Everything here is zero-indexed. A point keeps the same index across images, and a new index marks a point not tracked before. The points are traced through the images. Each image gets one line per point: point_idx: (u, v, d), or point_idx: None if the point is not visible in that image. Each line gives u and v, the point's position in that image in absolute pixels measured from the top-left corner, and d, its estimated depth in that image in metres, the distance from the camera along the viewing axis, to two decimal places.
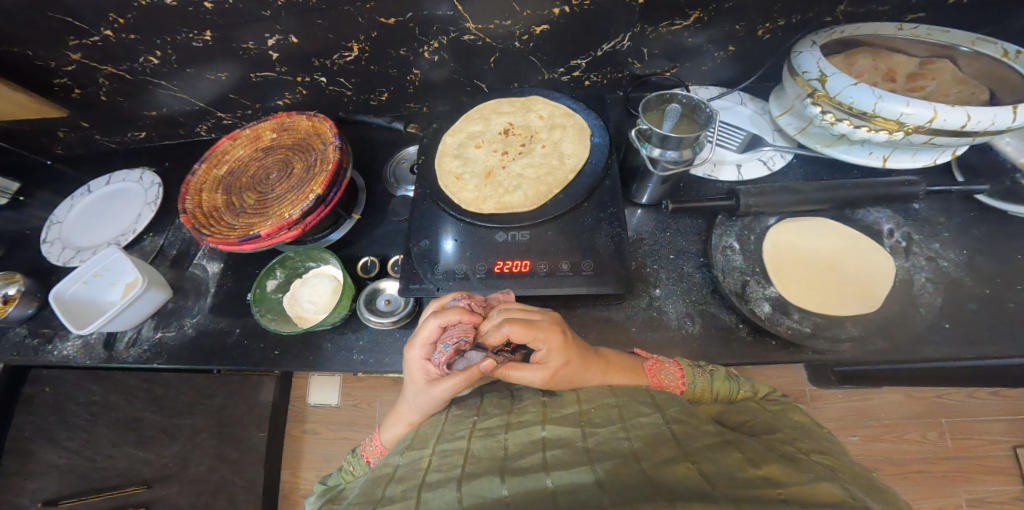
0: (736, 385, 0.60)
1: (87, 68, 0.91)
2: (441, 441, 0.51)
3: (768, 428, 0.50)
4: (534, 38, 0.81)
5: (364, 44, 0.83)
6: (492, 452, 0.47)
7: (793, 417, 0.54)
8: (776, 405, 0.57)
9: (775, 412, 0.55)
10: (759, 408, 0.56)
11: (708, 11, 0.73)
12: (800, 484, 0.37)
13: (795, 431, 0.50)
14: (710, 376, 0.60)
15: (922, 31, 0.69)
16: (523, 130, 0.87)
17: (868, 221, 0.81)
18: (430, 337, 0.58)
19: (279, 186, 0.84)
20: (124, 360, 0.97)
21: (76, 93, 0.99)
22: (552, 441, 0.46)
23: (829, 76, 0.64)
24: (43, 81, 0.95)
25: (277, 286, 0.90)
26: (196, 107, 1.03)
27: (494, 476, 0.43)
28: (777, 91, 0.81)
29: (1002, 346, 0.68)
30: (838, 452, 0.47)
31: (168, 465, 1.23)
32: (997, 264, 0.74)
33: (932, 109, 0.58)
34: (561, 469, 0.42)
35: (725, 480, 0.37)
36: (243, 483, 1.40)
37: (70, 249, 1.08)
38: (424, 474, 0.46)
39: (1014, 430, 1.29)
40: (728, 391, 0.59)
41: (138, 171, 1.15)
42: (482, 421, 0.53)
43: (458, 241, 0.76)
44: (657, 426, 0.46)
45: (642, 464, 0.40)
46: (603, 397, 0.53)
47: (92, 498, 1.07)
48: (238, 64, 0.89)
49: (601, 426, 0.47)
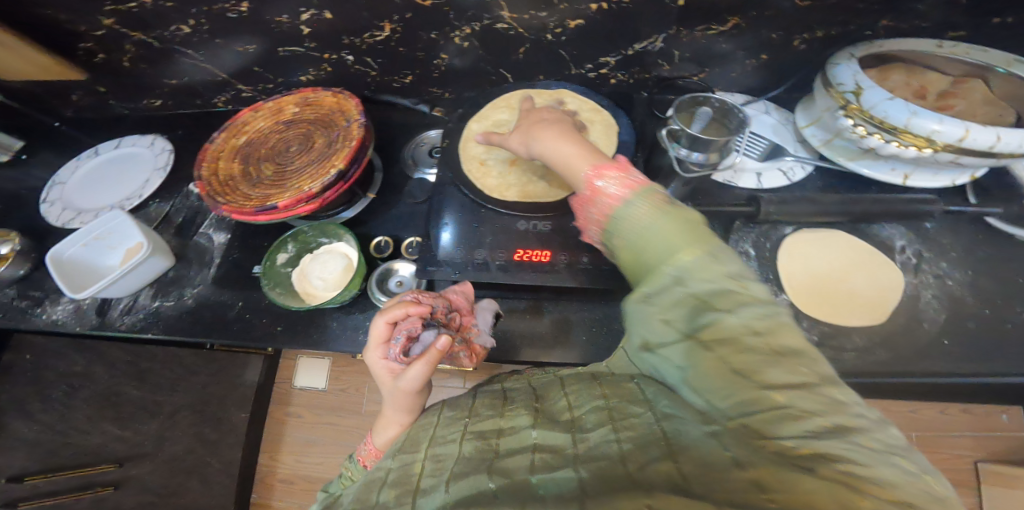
0: (685, 234, 0.47)
1: (115, 34, 0.90)
2: (433, 445, 0.48)
3: (759, 383, 0.37)
4: (568, 32, 0.82)
5: (396, 25, 0.83)
6: (481, 454, 0.44)
7: (783, 342, 0.40)
8: (768, 320, 0.41)
9: (767, 336, 0.40)
10: (750, 335, 0.40)
11: (746, 18, 0.76)
12: (806, 492, 0.29)
13: (802, 378, 0.37)
14: (665, 291, 0.45)
15: (963, 49, 0.70)
16: None
17: (881, 236, 0.82)
18: (382, 335, 0.60)
19: (298, 159, 0.83)
20: (118, 327, 0.95)
21: (99, 57, 0.98)
22: (541, 445, 0.43)
23: (864, 88, 0.66)
24: (66, 44, 0.94)
25: (287, 260, 0.89)
26: (217, 78, 1.02)
27: (481, 473, 0.40)
28: (805, 102, 0.83)
29: (1002, 364, 0.69)
30: (846, 411, 0.36)
31: (141, 443, 1.20)
32: (1001, 285, 0.76)
33: (964, 128, 0.60)
34: (548, 471, 0.38)
35: (707, 482, 0.32)
36: (220, 465, 1.37)
37: (71, 211, 1.05)
38: (417, 480, 0.43)
39: (980, 447, 1.32)
40: (686, 279, 0.44)
41: (149, 137, 1.13)
42: (475, 424, 0.50)
43: (480, 226, 0.77)
44: (651, 423, 0.40)
45: (629, 467, 0.35)
46: (593, 399, 0.48)
47: (55, 476, 1.04)
48: (266, 36, 0.88)
49: (592, 428, 0.43)
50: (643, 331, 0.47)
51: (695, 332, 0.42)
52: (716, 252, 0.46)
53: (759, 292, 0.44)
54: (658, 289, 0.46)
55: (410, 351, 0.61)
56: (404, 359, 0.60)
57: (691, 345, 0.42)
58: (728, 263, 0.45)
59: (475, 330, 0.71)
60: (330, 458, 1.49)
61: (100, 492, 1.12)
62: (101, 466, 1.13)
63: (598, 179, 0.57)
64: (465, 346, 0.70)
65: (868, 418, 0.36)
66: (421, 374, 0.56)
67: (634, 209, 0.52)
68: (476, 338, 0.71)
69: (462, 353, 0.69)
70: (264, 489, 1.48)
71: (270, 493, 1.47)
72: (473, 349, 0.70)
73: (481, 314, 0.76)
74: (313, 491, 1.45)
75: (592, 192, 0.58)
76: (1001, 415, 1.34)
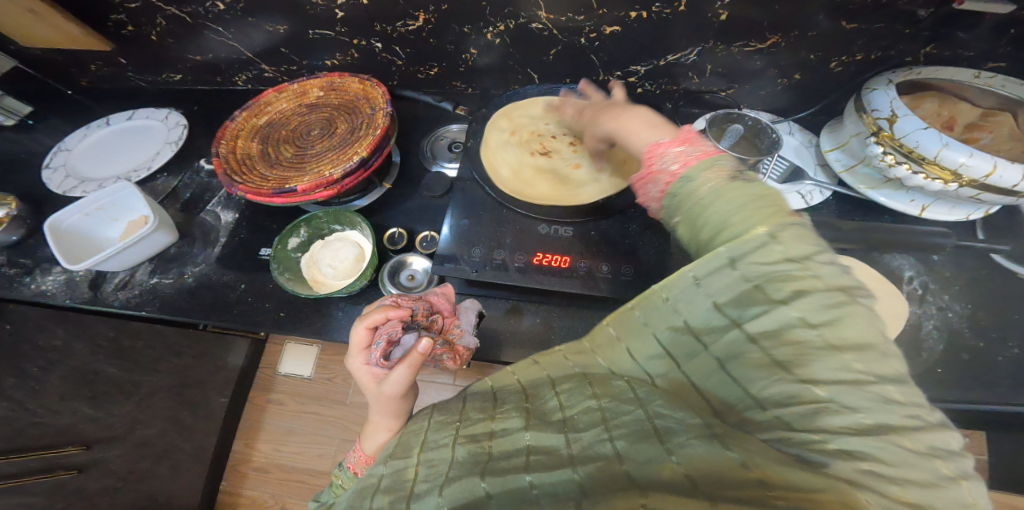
0: (750, 211, 0.45)
1: (149, 7, 0.91)
2: (425, 449, 0.45)
3: (800, 377, 0.36)
4: (601, 37, 0.87)
5: (431, 15, 0.86)
6: (474, 457, 0.42)
7: (846, 334, 0.36)
8: (831, 310, 0.38)
9: (825, 329, 0.37)
10: (801, 325, 0.38)
11: (786, 38, 0.81)
12: (816, 489, 0.29)
13: (854, 376, 0.35)
14: (715, 272, 0.43)
15: (999, 81, 0.72)
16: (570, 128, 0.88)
17: (890, 266, 0.83)
18: (362, 341, 0.59)
19: (319, 143, 0.82)
20: (111, 302, 0.92)
21: (127, 30, 0.98)
22: (536, 447, 0.41)
23: (899, 116, 0.68)
24: (96, 14, 0.94)
25: (298, 244, 0.87)
26: (242, 56, 1.03)
27: (475, 476, 0.38)
28: (832, 126, 0.86)
29: (995, 396, 0.70)
30: (897, 411, 0.33)
31: (112, 426, 1.13)
32: (1000, 320, 0.77)
33: (992, 164, 0.62)
34: (546, 473, 0.37)
35: (713, 483, 0.31)
36: (192, 449, 1.32)
37: (74, 179, 1.03)
38: (412, 485, 0.41)
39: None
40: (739, 260, 0.42)
41: (163, 111, 1.11)
42: (466, 426, 0.46)
43: (502, 227, 0.79)
44: (641, 421, 0.39)
45: (627, 467, 0.35)
46: (586, 399, 0.44)
47: (19, 459, 0.94)
48: (300, 19, 0.89)
49: (586, 427, 0.41)
50: (685, 312, 0.45)
51: (744, 318, 0.41)
52: (781, 234, 0.42)
53: (832, 278, 0.40)
54: (706, 271, 0.44)
55: (389, 354, 0.60)
56: (386, 363, 0.58)
57: (740, 333, 0.41)
58: (793, 246, 0.42)
59: (457, 332, 0.70)
60: (309, 449, 1.44)
61: (63, 476, 1.03)
62: (68, 448, 1.04)
63: (658, 154, 0.56)
64: (448, 348, 0.70)
65: (921, 419, 0.33)
66: (405, 376, 0.55)
67: (696, 185, 0.51)
68: (458, 339, 0.71)
69: (445, 354, 0.70)
70: (235, 476, 1.43)
71: (242, 481, 1.42)
72: (456, 349, 0.71)
73: (464, 314, 0.75)
74: (291, 482, 1.41)
75: (651, 167, 0.58)
76: (965, 438, 1.25)
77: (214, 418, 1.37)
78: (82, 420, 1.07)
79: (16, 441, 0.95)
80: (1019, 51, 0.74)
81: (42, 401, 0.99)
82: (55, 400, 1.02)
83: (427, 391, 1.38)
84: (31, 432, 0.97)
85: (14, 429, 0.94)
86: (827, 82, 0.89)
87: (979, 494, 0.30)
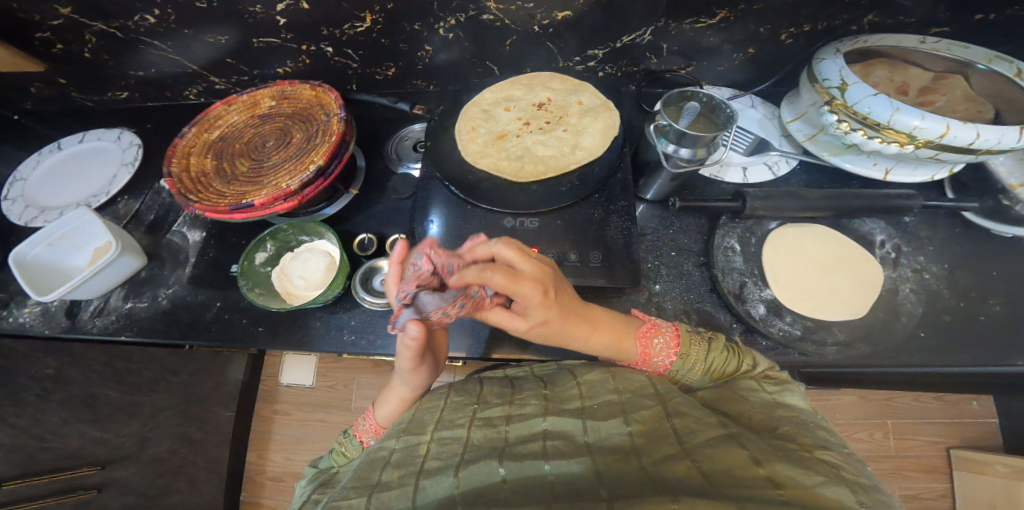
0: (734, 357, 0.58)
1: (74, 23, 0.87)
2: (440, 427, 0.48)
3: (772, 412, 0.48)
4: (555, 24, 0.85)
5: (377, 15, 0.83)
6: (491, 442, 0.45)
7: (793, 401, 0.50)
8: (778, 386, 0.53)
9: (776, 393, 0.51)
10: (767, 398, 0.51)
11: (735, 11, 0.79)
12: (813, 484, 0.35)
13: (798, 415, 0.48)
14: (724, 400, 0.53)
15: (944, 46, 0.72)
16: (557, 108, 0.90)
17: (862, 231, 0.83)
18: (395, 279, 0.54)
19: (276, 155, 0.80)
20: (88, 330, 0.90)
21: (58, 47, 0.94)
22: (552, 432, 0.45)
23: (849, 84, 0.67)
24: (22, 34, 0.90)
25: (266, 259, 0.86)
26: (189, 70, 0.99)
27: (492, 460, 0.41)
28: (789, 97, 0.85)
29: (972, 356, 0.71)
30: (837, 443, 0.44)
31: (123, 445, 1.12)
32: (975, 278, 0.77)
33: (945, 125, 0.61)
34: (563, 458, 0.41)
35: (725, 480, 0.36)
36: (204, 463, 1.34)
37: (34, 209, 1.00)
38: (422, 461, 0.43)
39: (953, 433, 1.39)
40: (735, 385, 0.54)
41: (116, 131, 1.09)
42: (484, 411, 0.50)
43: (466, 223, 0.78)
44: (662, 421, 0.44)
45: (644, 461, 0.39)
46: (606, 394, 0.51)
47: (35, 481, 0.93)
48: (241, 28, 0.86)
49: (604, 417, 0.46)
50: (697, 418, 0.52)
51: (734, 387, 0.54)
52: (750, 361, 0.58)
53: (778, 374, 0.56)
54: (721, 403, 0.53)
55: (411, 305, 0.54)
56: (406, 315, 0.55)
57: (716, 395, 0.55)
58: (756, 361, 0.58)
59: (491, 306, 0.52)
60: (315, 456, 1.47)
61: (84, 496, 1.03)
62: (82, 469, 1.03)
63: (653, 339, 0.60)
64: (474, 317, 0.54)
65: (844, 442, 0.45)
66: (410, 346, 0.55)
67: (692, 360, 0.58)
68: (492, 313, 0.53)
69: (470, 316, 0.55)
70: (253, 487, 1.47)
71: (259, 491, 1.47)
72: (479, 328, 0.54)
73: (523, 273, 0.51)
74: None
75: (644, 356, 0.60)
76: (972, 402, 1.41)
77: (218, 432, 1.38)
78: (90, 442, 1.05)
79: (26, 468, 0.93)
80: (960, 14, 0.75)
81: (47, 426, 0.97)
82: (59, 425, 0.99)
83: None
84: (41, 456, 0.95)
85: (21, 457, 0.92)
86: (786, 54, 0.87)
87: None
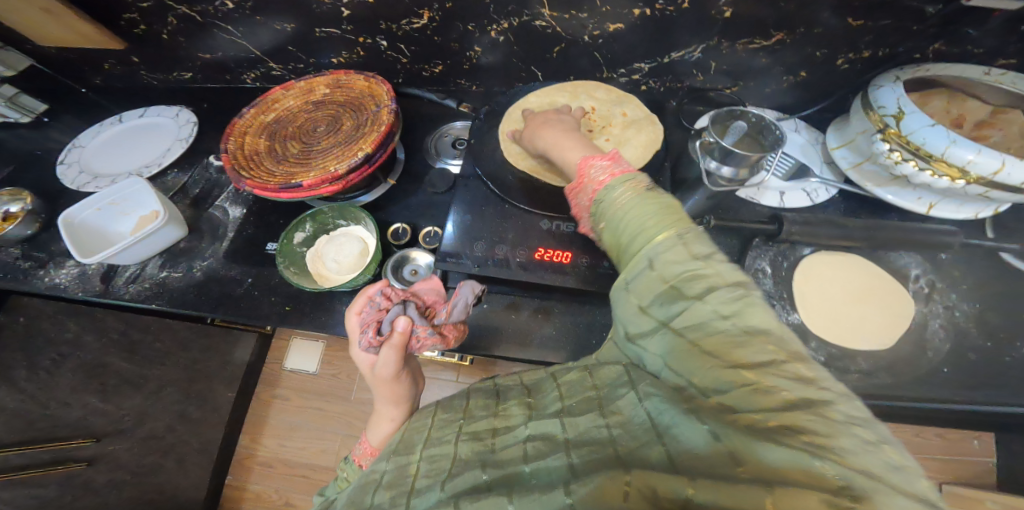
0: (664, 218, 0.49)
1: (161, 7, 0.92)
2: (428, 446, 0.43)
3: (734, 361, 0.37)
4: (604, 34, 0.87)
5: (435, 13, 0.86)
6: (477, 455, 0.40)
7: (750, 319, 0.39)
8: (734, 301, 0.40)
9: (734, 319, 0.39)
10: (717, 318, 0.40)
11: (791, 35, 0.80)
12: (776, 465, 0.29)
13: (770, 356, 0.37)
14: (658, 316, 0.43)
15: (1009, 78, 0.71)
16: (599, 118, 0.90)
17: (897, 264, 0.82)
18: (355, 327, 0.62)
19: (325, 139, 0.83)
20: (122, 295, 0.93)
21: (140, 28, 0.99)
22: (534, 436, 0.40)
23: (906, 113, 0.68)
24: (109, 14, 0.96)
25: (303, 239, 0.88)
26: (251, 55, 1.04)
27: (477, 468, 0.37)
28: (837, 123, 0.86)
29: (1002, 397, 0.69)
30: (812, 387, 0.35)
31: (123, 418, 1.15)
32: (1008, 319, 0.76)
33: (1000, 161, 0.61)
34: (542, 460, 0.36)
35: (692, 467, 0.31)
36: (198, 442, 1.34)
37: (87, 175, 1.05)
38: (413, 480, 0.39)
39: (949, 469, 1.33)
40: (659, 265, 0.45)
41: (175, 109, 1.13)
42: (469, 425, 0.45)
43: (505, 222, 0.80)
44: (637, 409, 0.38)
45: (620, 450, 0.35)
46: (585, 390, 0.44)
47: (26, 449, 0.97)
48: (306, 17, 0.90)
49: (581, 413, 0.41)
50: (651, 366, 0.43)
51: (670, 318, 0.42)
52: (687, 236, 0.47)
53: (729, 273, 0.44)
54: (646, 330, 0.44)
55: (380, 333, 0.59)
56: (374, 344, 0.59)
57: (667, 333, 0.42)
58: (697, 245, 0.46)
59: (445, 312, 0.65)
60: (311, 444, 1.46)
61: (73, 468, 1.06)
62: (80, 441, 1.07)
63: (590, 166, 0.61)
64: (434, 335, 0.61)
65: (834, 391, 0.35)
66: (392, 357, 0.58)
67: (618, 195, 0.55)
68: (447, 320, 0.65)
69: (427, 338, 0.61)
70: (240, 470, 1.44)
71: (246, 475, 1.44)
72: (445, 336, 0.64)
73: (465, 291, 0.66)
74: (295, 477, 1.43)
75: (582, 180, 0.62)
76: (972, 441, 1.35)
77: None
78: (89, 413, 1.08)
79: None
80: None
81: None
82: None
83: (431, 387, 1.41)
84: (39, 423, 1.00)
85: None
86: (835, 79, 0.88)
87: (899, 452, 0.31)
